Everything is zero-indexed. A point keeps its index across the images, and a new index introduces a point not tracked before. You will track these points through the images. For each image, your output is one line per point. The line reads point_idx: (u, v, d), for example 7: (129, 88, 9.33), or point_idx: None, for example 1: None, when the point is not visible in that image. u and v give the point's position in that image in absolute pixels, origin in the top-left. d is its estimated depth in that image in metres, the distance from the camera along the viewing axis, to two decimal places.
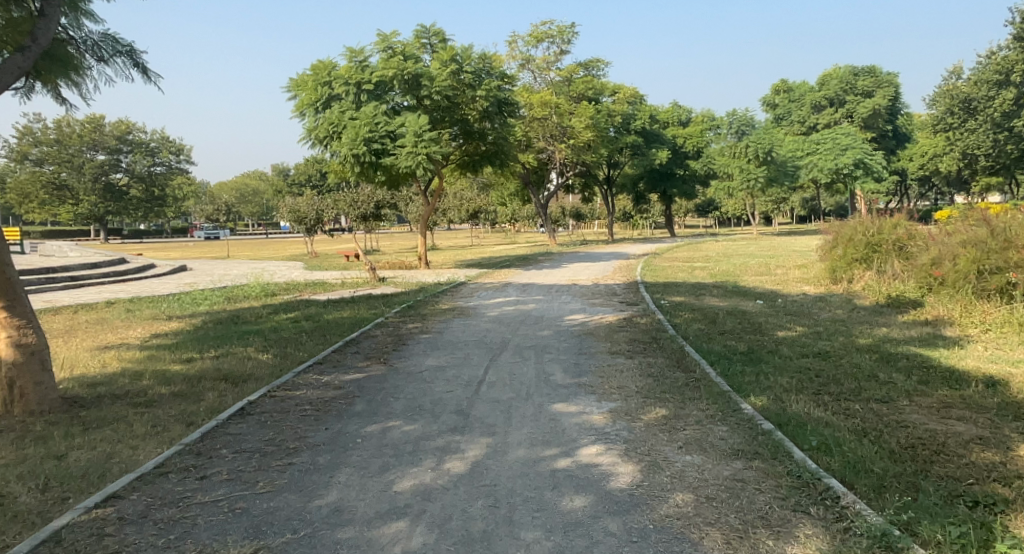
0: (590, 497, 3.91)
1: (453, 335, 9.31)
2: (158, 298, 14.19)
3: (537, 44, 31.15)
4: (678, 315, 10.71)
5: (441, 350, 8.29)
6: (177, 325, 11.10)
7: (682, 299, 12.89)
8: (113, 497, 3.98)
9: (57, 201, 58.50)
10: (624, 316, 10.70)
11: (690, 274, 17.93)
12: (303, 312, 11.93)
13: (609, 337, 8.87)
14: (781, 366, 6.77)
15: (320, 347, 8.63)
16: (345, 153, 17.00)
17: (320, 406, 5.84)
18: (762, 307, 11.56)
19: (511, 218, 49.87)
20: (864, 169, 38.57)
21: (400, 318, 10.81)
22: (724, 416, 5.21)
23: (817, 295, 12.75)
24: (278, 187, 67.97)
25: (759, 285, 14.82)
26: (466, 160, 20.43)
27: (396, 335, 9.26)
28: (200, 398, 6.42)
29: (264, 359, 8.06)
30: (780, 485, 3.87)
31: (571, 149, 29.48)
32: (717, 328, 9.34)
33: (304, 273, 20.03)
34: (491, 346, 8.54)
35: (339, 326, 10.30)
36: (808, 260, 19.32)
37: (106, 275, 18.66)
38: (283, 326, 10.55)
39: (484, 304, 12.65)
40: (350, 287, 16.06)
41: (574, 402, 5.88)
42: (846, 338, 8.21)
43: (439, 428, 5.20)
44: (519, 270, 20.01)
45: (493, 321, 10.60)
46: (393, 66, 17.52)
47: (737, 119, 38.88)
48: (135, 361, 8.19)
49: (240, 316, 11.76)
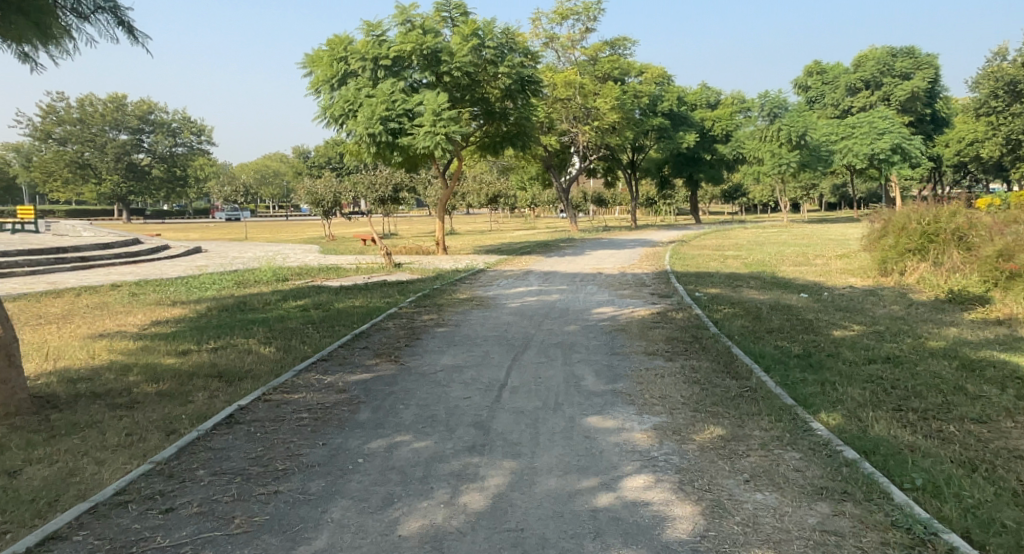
0: (643, 551, 3.15)
1: (472, 329, 8.53)
2: (167, 282, 13.54)
3: (562, 21, 30.15)
4: (717, 309, 9.83)
5: (459, 346, 7.50)
6: (180, 311, 10.38)
7: (718, 291, 11.98)
8: (52, 540, 3.28)
9: (80, 179, 58.51)
10: (657, 309, 9.87)
11: (723, 263, 17.04)
12: (313, 300, 11.20)
13: (643, 335, 8.03)
14: (849, 375, 5.94)
15: (329, 340, 7.86)
16: (360, 133, 16.27)
17: (319, 414, 5.07)
18: (807, 302, 10.69)
19: (531, 203, 48.85)
20: (900, 155, 37.29)
21: (415, 308, 10.02)
22: (794, 440, 4.41)
23: (866, 288, 11.99)
24: (298, 169, 67.69)
25: (799, 277, 13.92)
26: (487, 141, 19.56)
27: (410, 328, 8.47)
28: (187, 399, 5.65)
29: (268, 354, 7.29)
30: (886, 543, 3.09)
31: (596, 131, 28.56)
32: (761, 326, 8.46)
33: (318, 257, 19.38)
34: (514, 342, 7.74)
35: (351, 317, 9.51)
36: (848, 249, 18.37)
37: (117, 257, 18.08)
38: (291, 315, 9.82)
39: (504, 294, 11.87)
40: (365, 273, 15.34)
41: (611, 415, 5.09)
42: (915, 341, 7.33)
43: (454, 446, 4.42)
44: (541, 257, 19.21)
45: (514, 313, 9.80)
46: (411, 40, 16.70)
47: (770, 100, 37.12)
48: (126, 351, 7.45)
49: (248, 302, 11.03)
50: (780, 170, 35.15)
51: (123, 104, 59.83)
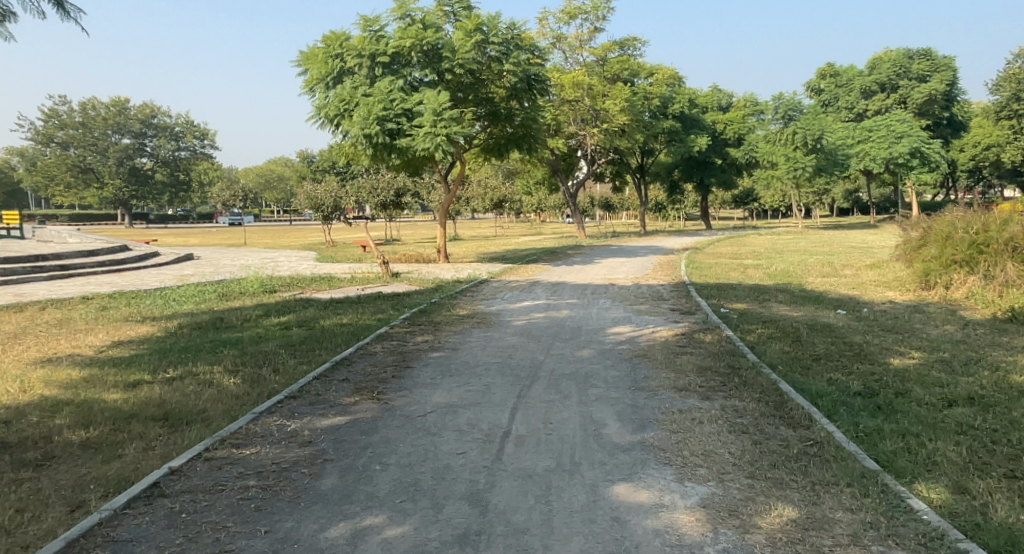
0: None
1: (470, 354, 7.44)
2: (143, 293, 12.50)
3: (569, 20, 29.17)
4: (749, 329, 8.71)
5: (455, 378, 6.39)
6: (148, 329, 9.27)
7: (744, 306, 10.88)
8: None
9: (83, 184, 57.88)
10: (680, 329, 8.77)
11: (743, 273, 15.95)
12: (297, 317, 10.06)
13: (670, 363, 6.90)
14: (932, 423, 4.84)
15: (309, 369, 6.76)
16: (355, 134, 15.20)
17: (271, 480, 3.95)
18: (848, 321, 9.60)
19: (537, 208, 47.74)
20: (920, 159, 36.29)
21: (409, 328, 8.91)
22: (893, 529, 3.36)
23: (908, 304, 10.99)
24: (301, 173, 67.02)
25: (830, 291, 12.84)
26: (491, 143, 18.50)
27: (400, 354, 7.35)
28: (113, 453, 4.51)
29: (232, 387, 6.16)
30: None
31: (604, 134, 27.51)
32: (805, 352, 7.35)
33: (313, 265, 18.36)
34: (520, 373, 6.61)
35: (336, 338, 8.39)
36: (877, 259, 17.36)
37: (100, 265, 16.99)
38: (269, 335, 8.69)
39: (508, 309, 10.76)
40: (359, 283, 14.29)
41: (644, 480, 4.03)
42: (995, 375, 6.23)
43: (441, 537, 3.36)
44: (548, 265, 18.15)
45: (519, 333, 8.69)
46: (410, 35, 15.71)
47: (784, 102, 35.33)
48: (65, 383, 6.31)
49: (224, 319, 9.90)
50: (795, 175, 33.91)
51: (125, 108, 59.24)
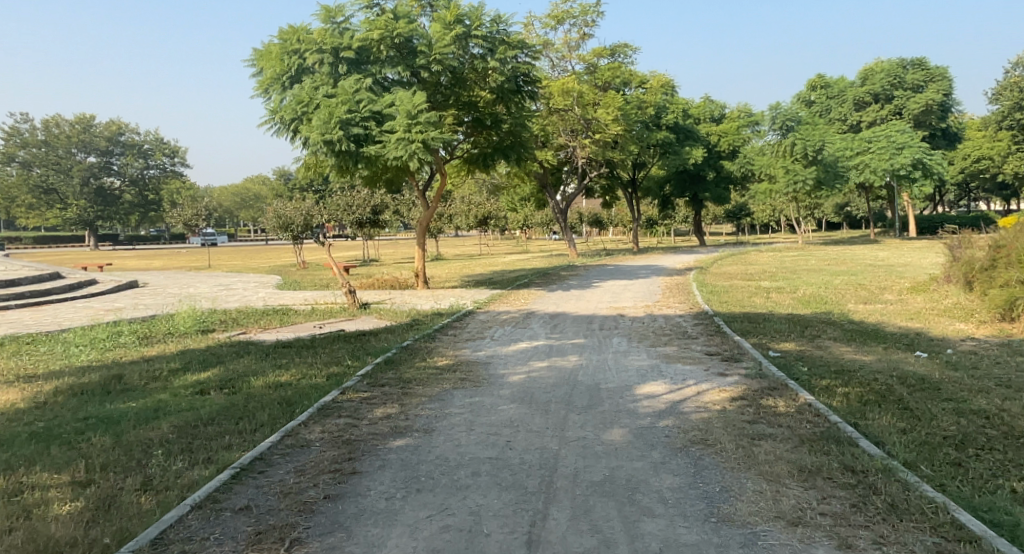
0: None
1: (449, 442, 5.04)
2: (43, 337, 10.05)
3: (556, 25, 27.03)
4: (828, 390, 6.36)
5: (426, 498, 4.03)
6: (9, 397, 6.77)
7: (796, 347, 8.64)
8: None
9: (45, 205, 54.84)
10: (734, 391, 6.42)
11: (769, 299, 13.71)
12: (219, 373, 7.59)
13: (750, 459, 4.57)
14: None
15: (199, 481, 4.34)
16: (314, 140, 12.72)
17: None
18: (941, 368, 7.42)
19: (522, 224, 45.60)
20: (922, 171, 34.51)
21: (367, 393, 6.45)
22: None
23: (999, 342, 8.79)
24: (277, 190, 64.43)
25: (885, 322, 10.65)
26: (474, 154, 16.23)
27: (346, 444, 4.97)
28: None
29: (52, 528, 3.77)
30: None
31: (595, 146, 25.37)
32: (941, 435, 5.00)
33: (272, 294, 15.93)
34: (527, 484, 4.24)
35: (262, 411, 5.96)
36: (917, 281, 15.27)
37: (15, 298, 14.44)
38: (170, 408, 6.23)
39: (499, 355, 8.36)
40: (320, 318, 11.91)
41: None
42: None
43: None
44: (541, 290, 15.86)
45: (516, 399, 6.27)
46: (379, 26, 13.41)
47: (779, 113, 33.84)
48: None
49: (123, 378, 7.43)
50: (795, 187, 31.93)
51: (91, 125, 56.63)
